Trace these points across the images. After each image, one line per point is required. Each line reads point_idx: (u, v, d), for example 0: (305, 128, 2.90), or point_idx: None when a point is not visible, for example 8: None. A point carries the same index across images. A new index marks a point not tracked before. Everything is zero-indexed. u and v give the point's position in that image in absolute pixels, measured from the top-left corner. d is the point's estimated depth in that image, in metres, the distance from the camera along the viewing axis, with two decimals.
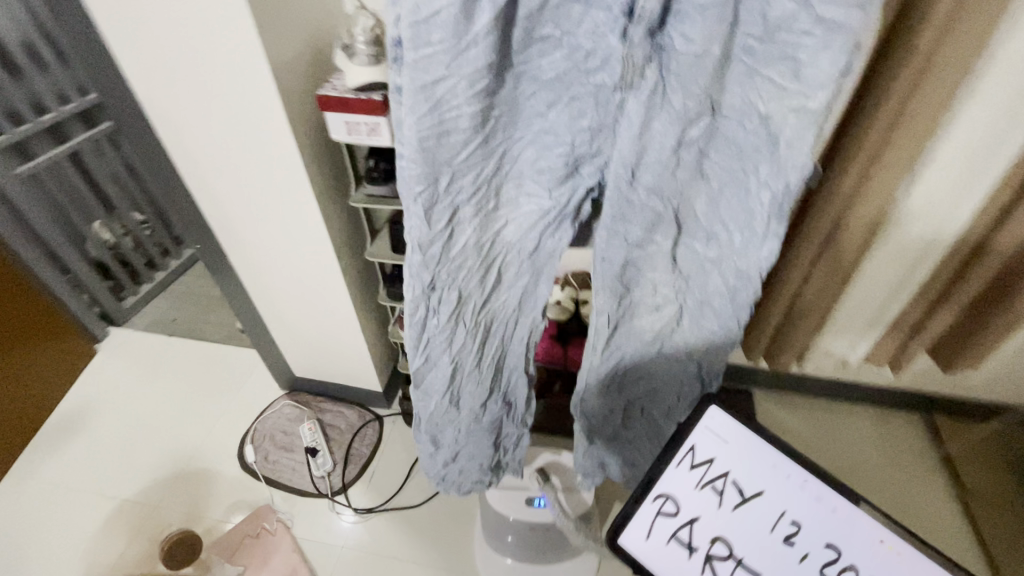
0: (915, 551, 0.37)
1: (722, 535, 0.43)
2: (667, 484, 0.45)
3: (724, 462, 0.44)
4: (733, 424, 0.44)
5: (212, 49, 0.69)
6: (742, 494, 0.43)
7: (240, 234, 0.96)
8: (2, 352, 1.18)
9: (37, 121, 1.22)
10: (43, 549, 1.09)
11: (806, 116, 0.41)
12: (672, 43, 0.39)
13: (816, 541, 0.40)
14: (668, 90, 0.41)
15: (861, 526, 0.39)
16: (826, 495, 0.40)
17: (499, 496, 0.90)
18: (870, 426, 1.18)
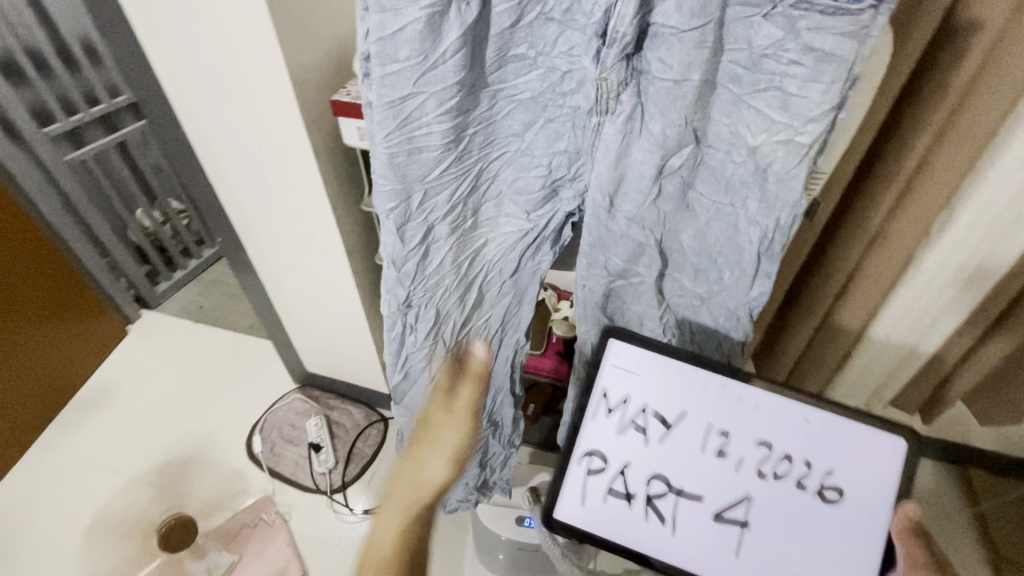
0: (832, 418, 0.42)
1: (657, 471, 0.45)
2: (590, 441, 0.47)
3: (637, 394, 0.46)
4: (635, 349, 0.46)
5: (233, 52, 0.71)
6: (665, 423, 0.45)
7: (258, 231, 0.98)
8: (40, 328, 1.25)
9: (89, 112, 1.28)
10: (54, 519, 1.13)
11: (794, 149, 0.39)
12: (649, 67, 0.39)
13: (748, 443, 0.44)
14: (646, 115, 0.41)
15: (787, 414, 0.43)
16: (744, 395, 0.44)
17: (490, 512, 0.88)
18: None
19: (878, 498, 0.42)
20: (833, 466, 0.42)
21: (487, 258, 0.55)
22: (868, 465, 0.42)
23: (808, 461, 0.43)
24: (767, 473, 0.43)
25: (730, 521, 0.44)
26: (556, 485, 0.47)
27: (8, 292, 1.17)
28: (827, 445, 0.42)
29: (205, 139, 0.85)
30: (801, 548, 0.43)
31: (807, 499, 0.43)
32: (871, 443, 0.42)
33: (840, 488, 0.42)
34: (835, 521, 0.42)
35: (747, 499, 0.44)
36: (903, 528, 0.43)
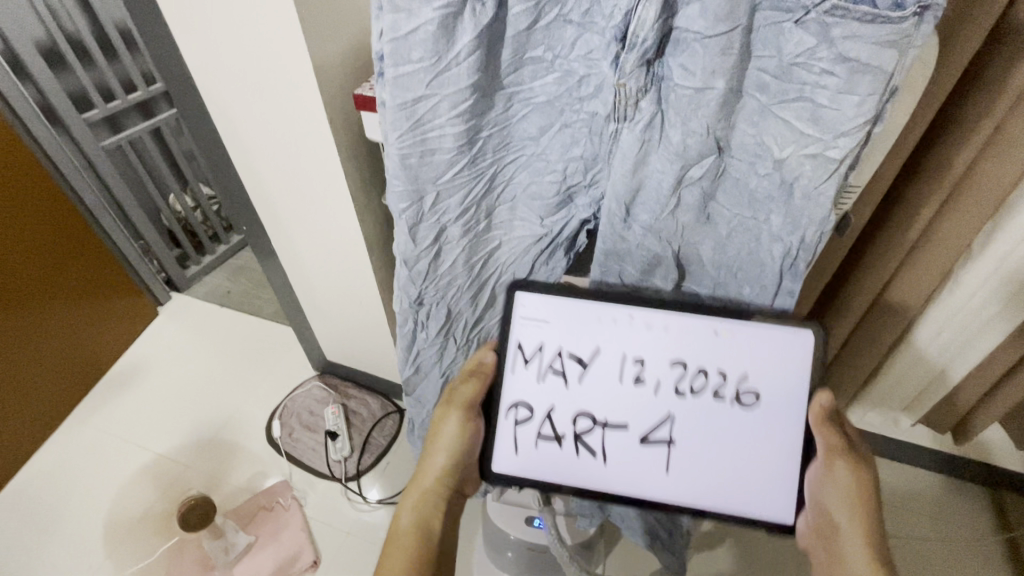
0: (738, 327, 0.47)
1: (582, 409, 0.50)
2: (514, 393, 0.51)
3: (552, 339, 0.50)
4: (544, 297, 0.50)
5: (260, 45, 0.71)
6: (581, 362, 0.50)
7: (281, 221, 0.99)
8: (75, 307, 1.30)
9: (126, 99, 1.32)
10: (83, 490, 1.18)
11: (822, 164, 0.38)
12: (671, 73, 0.38)
13: (662, 365, 0.48)
14: (667, 123, 0.39)
15: (698, 331, 0.48)
16: (649, 320, 0.48)
17: (499, 509, 0.88)
18: (927, 494, 1.05)
19: (787, 394, 0.47)
20: (748, 370, 0.47)
21: (500, 260, 0.54)
22: (775, 363, 0.47)
23: (720, 374, 0.48)
24: (684, 391, 0.48)
25: (657, 441, 0.49)
26: (490, 440, 0.52)
27: (45, 272, 1.21)
28: (736, 351, 0.47)
29: (232, 129, 0.86)
30: (734, 460, 0.48)
31: (728, 407, 0.48)
32: (776, 341, 0.47)
33: (756, 390, 0.47)
34: (755, 422, 0.48)
35: (670, 417, 0.49)
36: (818, 417, 0.47)
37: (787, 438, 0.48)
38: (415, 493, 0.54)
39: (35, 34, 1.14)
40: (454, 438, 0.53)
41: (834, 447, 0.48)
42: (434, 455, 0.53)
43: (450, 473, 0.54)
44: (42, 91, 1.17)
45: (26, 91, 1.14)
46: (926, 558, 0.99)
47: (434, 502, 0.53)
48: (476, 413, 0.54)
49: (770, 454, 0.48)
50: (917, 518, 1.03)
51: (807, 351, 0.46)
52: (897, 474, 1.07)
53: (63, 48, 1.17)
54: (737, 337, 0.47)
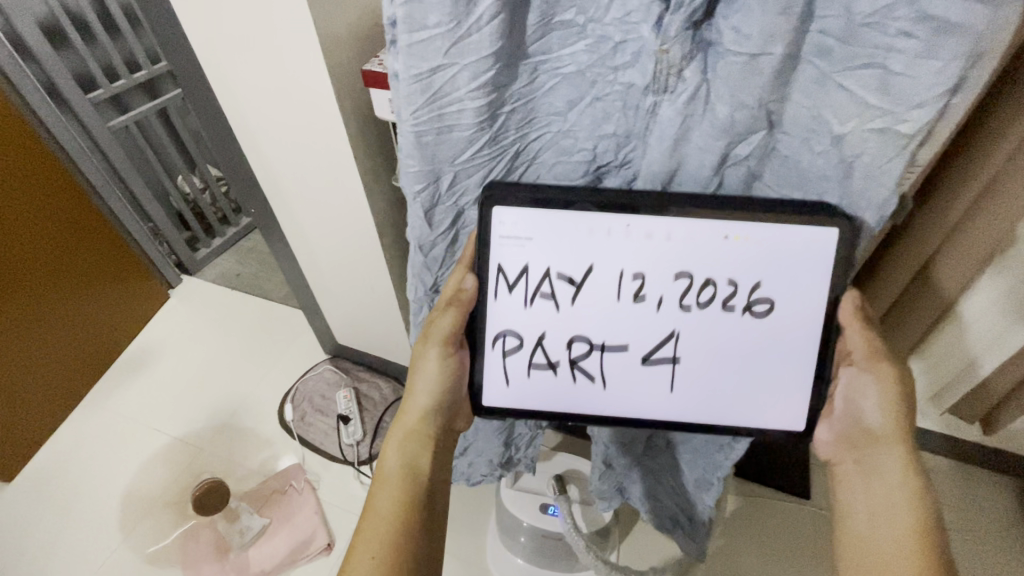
0: (751, 228, 0.42)
1: (576, 335, 0.48)
2: (501, 324, 0.48)
3: (537, 259, 0.46)
4: (524, 209, 0.44)
5: (263, 18, 0.68)
6: (573, 282, 0.46)
7: (290, 203, 0.97)
8: (84, 290, 1.29)
9: (130, 78, 1.30)
10: (99, 472, 1.20)
11: (891, 137, 0.36)
12: (721, 36, 0.35)
13: (666, 280, 0.45)
14: (713, 95, 0.37)
15: (708, 234, 0.43)
16: (650, 229, 0.43)
17: (514, 496, 0.87)
18: (950, 482, 1.03)
19: (802, 299, 0.44)
20: (761, 277, 0.44)
21: None
22: (793, 267, 0.43)
23: (728, 285, 0.44)
24: (690, 305, 0.45)
25: (660, 360, 0.47)
26: (479, 374, 0.50)
27: (54, 255, 1.20)
28: (748, 257, 0.43)
29: (238, 108, 0.83)
30: (744, 375, 0.47)
31: (737, 319, 0.45)
32: (795, 242, 0.42)
33: (770, 299, 0.44)
34: (766, 334, 0.45)
35: (674, 334, 0.46)
36: (857, 318, 0.44)
37: (803, 349, 0.46)
38: (399, 431, 0.52)
39: (36, 11, 1.11)
40: (435, 373, 0.50)
41: (876, 350, 0.45)
42: (417, 392, 0.51)
43: (434, 409, 0.51)
44: (45, 70, 1.14)
45: (30, 70, 1.12)
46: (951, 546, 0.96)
47: (421, 440, 0.51)
48: (457, 342, 0.50)
49: (782, 367, 0.46)
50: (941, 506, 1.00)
51: (830, 248, 0.42)
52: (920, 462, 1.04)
53: (64, 25, 1.14)
54: (750, 241, 0.43)
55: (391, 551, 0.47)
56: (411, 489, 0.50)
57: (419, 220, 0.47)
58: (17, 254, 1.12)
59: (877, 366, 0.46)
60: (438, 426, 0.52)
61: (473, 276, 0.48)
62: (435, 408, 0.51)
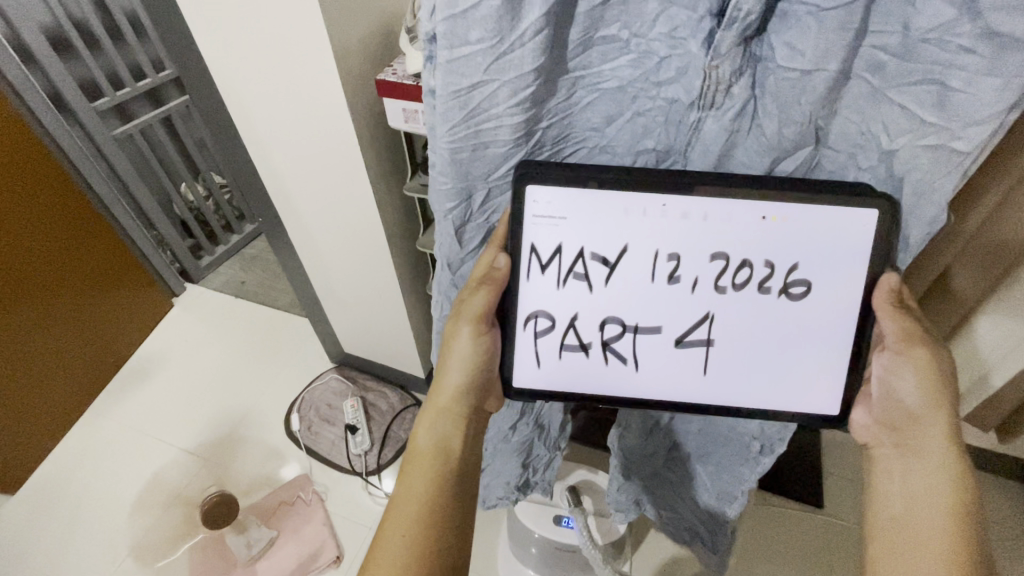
0: (790, 207, 0.42)
1: (608, 316, 0.47)
2: (533, 304, 0.48)
3: (571, 239, 0.45)
4: (559, 187, 0.43)
5: (278, 29, 0.67)
6: (606, 263, 0.45)
7: (299, 212, 0.96)
8: (88, 299, 1.28)
9: (134, 86, 1.29)
10: (104, 486, 1.18)
11: (943, 155, 0.38)
12: (773, 53, 0.36)
13: (701, 261, 0.44)
14: (761, 110, 0.39)
15: (746, 214, 0.42)
16: (686, 208, 0.42)
17: (527, 508, 0.84)
18: None
19: (840, 281, 0.43)
20: (798, 259, 0.43)
21: None
22: (832, 246, 0.42)
23: (765, 264, 0.44)
24: (725, 286, 0.45)
25: (694, 342, 0.47)
26: (510, 356, 0.49)
27: (57, 266, 1.19)
28: (785, 237, 0.42)
29: (250, 118, 0.82)
30: (779, 356, 0.46)
31: (773, 301, 0.45)
32: (835, 223, 0.42)
33: (808, 280, 0.44)
34: (802, 315, 0.45)
35: (709, 316, 0.46)
36: (891, 301, 0.43)
37: (840, 331, 0.45)
38: (430, 410, 0.50)
39: (41, 20, 1.10)
40: (467, 351, 0.49)
41: (911, 333, 0.44)
42: (449, 371, 0.49)
43: (468, 387, 0.50)
44: (49, 78, 1.14)
45: (36, 81, 1.11)
46: None
47: (453, 419, 0.50)
48: (489, 322, 0.48)
49: (818, 351, 0.46)
50: None
51: (870, 230, 0.41)
52: None
53: (70, 34, 1.14)
54: (789, 222, 0.42)
55: (422, 527, 0.46)
56: (444, 467, 0.49)
57: (450, 236, 0.49)
58: (20, 266, 1.11)
59: (912, 349, 0.45)
60: (470, 406, 0.50)
61: (506, 254, 0.46)
62: (466, 388, 0.50)
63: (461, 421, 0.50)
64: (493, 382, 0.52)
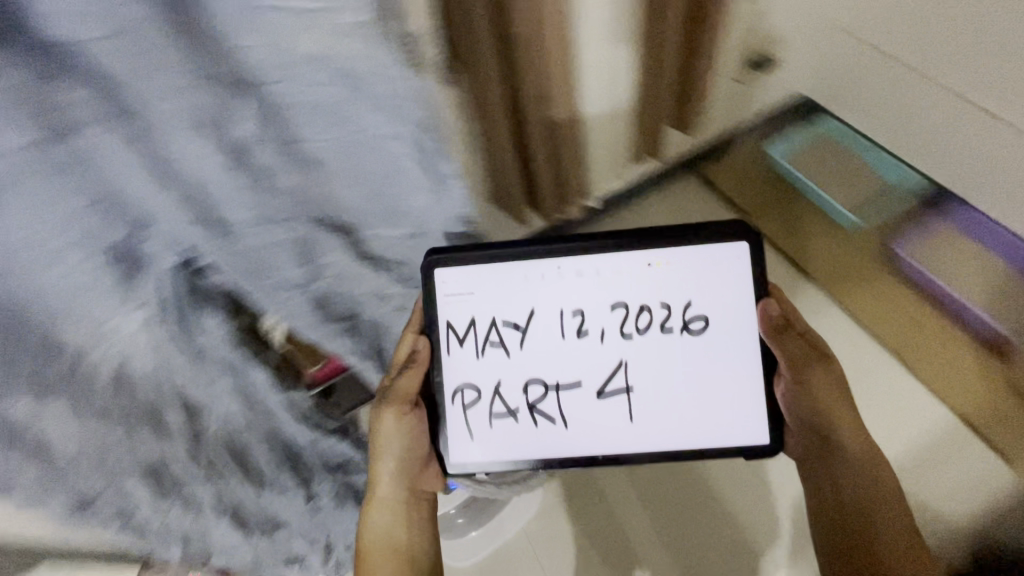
0: (668, 259, 0.59)
1: (533, 379, 0.62)
2: (463, 375, 0.62)
3: (481, 311, 0.61)
4: (458, 271, 0.61)
5: None
6: (518, 327, 0.62)
7: None
8: None
9: None
10: None
11: (351, 26, 0.38)
12: (58, 25, 0.29)
13: (603, 321, 0.61)
14: (136, 82, 0.34)
15: (635, 260, 0.59)
16: (573, 267, 0.60)
17: None
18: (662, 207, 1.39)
19: (727, 304, 0.60)
20: (690, 297, 0.60)
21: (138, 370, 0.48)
22: (707, 271, 0.59)
23: (659, 304, 0.60)
24: (631, 331, 0.61)
25: (615, 390, 0.62)
26: (443, 430, 0.63)
27: None
28: (667, 277, 0.60)
29: None
30: (677, 380, 0.61)
31: (677, 335, 0.61)
32: (706, 255, 0.59)
33: (704, 315, 0.60)
34: (705, 346, 0.61)
35: (623, 362, 0.61)
36: (775, 324, 0.60)
37: (735, 356, 0.61)
38: (373, 507, 0.66)
39: None
40: (395, 431, 0.64)
41: (801, 354, 0.63)
42: (383, 456, 0.64)
43: (398, 468, 0.65)
44: None
45: None
46: None
47: (393, 509, 0.66)
48: (411, 404, 0.64)
49: (695, 367, 0.61)
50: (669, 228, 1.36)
51: (743, 260, 0.59)
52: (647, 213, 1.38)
53: None
54: (670, 264, 0.59)
55: None
56: (395, 552, 0.64)
57: None
58: None
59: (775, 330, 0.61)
60: (407, 491, 0.66)
61: (424, 338, 0.63)
62: (401, 464, 0.65)
63: (398, 509, 0.66)
64: (293, 353, 0.82)
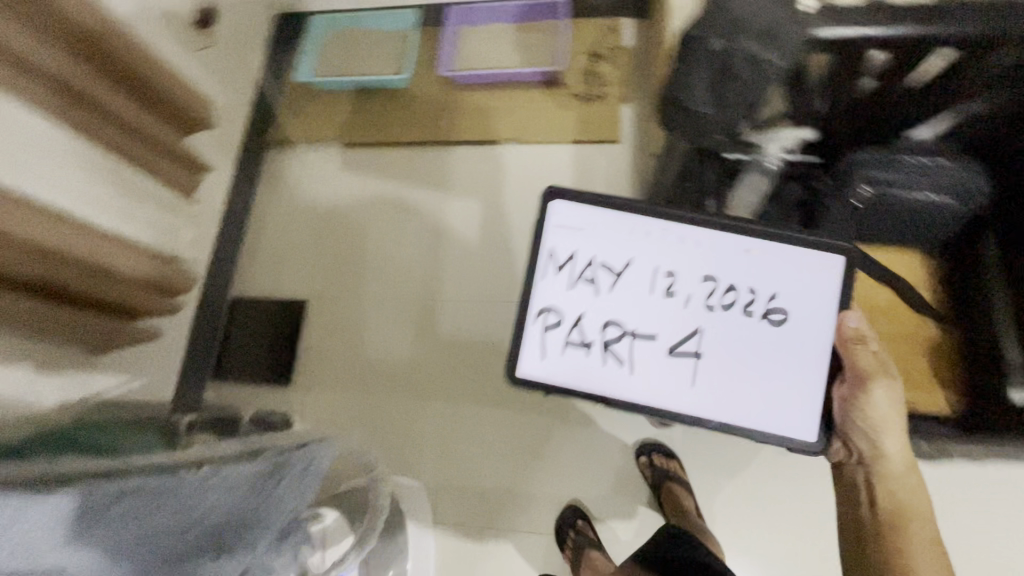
0: (769, 254, 0.57)
1: (613, 320, 0.58)
2: (547, 298, 0.58)
3: (583, 248, 0.58)
4: (576, 210, 0.58)
5: None
6: (613, 274, 0.58)
7: None
8: None
9: None
10: None
11: None
12: None
13: (694, 283, 0.57)
14: None
15: (730, 245, 0.57)
16: (678, 232, 0.57)
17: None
18: (287, 199, 1.33)
19: (810, 308, 0.56)
20: (778, 289, 0.57)
21: None
22: (792, 278, 0.57)
23: (750, 292, 0.57)
24: (713, 304, 0.57)
25: (682, 352, 0.57)
26: (515, 345, 0.58)
27: None
28: (760, 267, 0.57)
29: None
30: (749, 355, 0.57)
31: (755, 322, 0.57)
32: (808, 261, 0.57)
33: (785, 311, 0.57)
34: (777, 338, 0.57)
35: (698, 331, 0.57)
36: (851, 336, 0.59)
37: (804, 344, 0.57)
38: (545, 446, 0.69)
39: None
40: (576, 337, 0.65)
41: (875, 365, 0.62)
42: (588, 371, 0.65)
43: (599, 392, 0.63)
44: None
45: None
46: (339, 207, 1.31)
47: None
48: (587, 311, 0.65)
49: (744, 340, 0.57)
50: (309, 210, 1.32)
51: (834, 271, 0.56)
52: (282, 215, 1.32)
53: None
54: (763, 257, 0.57)
55: None
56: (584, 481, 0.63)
57: None
58: None
59: (875, 391, 0.62)
60: None
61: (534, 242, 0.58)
62: None
63: None
64: None
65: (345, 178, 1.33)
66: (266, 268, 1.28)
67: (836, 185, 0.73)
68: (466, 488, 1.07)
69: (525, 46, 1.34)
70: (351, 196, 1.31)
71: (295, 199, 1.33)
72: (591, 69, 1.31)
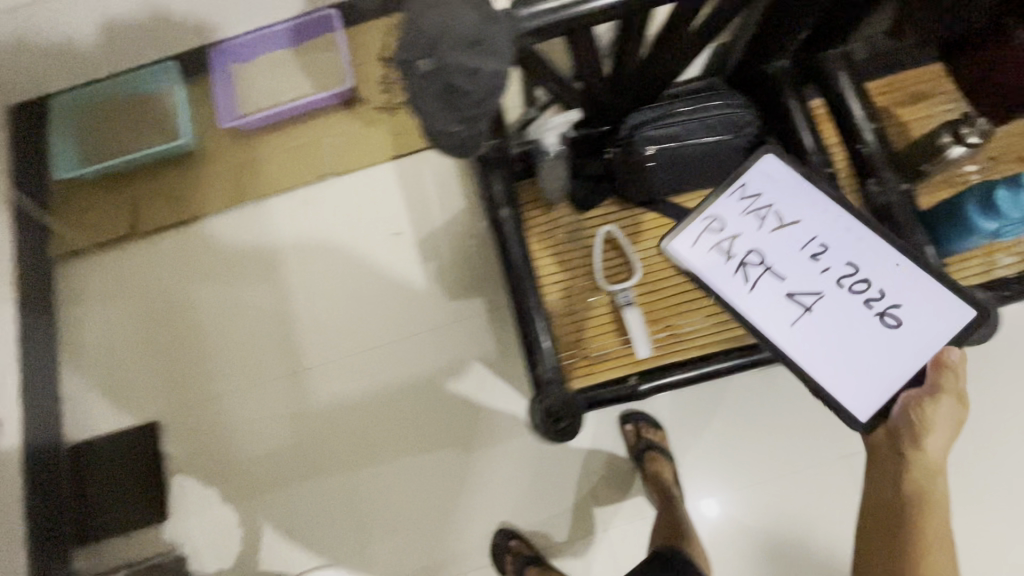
0: (916, 275, 0.58)
1: (759, 250, 0.60)
2: (719, 209, 0.62)
3: (772, 195, 0.62)
4: (778, 171, 0.63)
5: None
6: (784, 223, 0.61)
7: None
8: None
9: None
10: None
11: None
12: None
13: (840, 260, 0.59)
14: None
15: (889, 254, 0.59)
16: (852, 228, 0.60)
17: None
18: (99, 314, 1.15)
19: (926, 325, 0.56)
20: (900, 300, 0.57)
21: None
22: (926, 309, 0.57)
23: (878, 291, 0.58)
24: (845, 283, 0.58)
25: (800, 299, 0.58)
26: (682, 225, 0.63)
27: None
28: (898, 283, 0.58)
29: None
30: (852, 331, 0.56)
31: (869, 313, 0.57)
32: (938, 304, 0.57)
33: (899, 320, 0.57)
34: (886, 335, 0.56)
35: (820, 295, 0.58)
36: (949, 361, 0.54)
37: (901, 353, 0.56)
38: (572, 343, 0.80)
39: None
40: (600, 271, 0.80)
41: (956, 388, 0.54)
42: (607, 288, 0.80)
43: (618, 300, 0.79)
44: None
45: None
46: (164, 306, 1.15)
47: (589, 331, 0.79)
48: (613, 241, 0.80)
49: (852, 319, 0.57)
50: (129, 320, 1.15)
51: (954, 316, 0.56)
52: (99, 334, 1.14)
53: None
54: (905, 275, 0.58)
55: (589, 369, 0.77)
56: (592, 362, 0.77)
57: None
58: None
59: (941, 403, 0.54)
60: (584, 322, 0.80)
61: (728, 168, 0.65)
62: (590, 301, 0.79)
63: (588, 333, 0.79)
64: None
65: (160, 271, 1.17)
66: (99, 400, 1.11)
67: (623, 154, 0.71)
68: (398, 547, 1.01)
69: (310, 69, 1.22)
70: (171, 291, 1.16)
71: (108, 310, 1.15)
72: (387, 75, 1.22)
